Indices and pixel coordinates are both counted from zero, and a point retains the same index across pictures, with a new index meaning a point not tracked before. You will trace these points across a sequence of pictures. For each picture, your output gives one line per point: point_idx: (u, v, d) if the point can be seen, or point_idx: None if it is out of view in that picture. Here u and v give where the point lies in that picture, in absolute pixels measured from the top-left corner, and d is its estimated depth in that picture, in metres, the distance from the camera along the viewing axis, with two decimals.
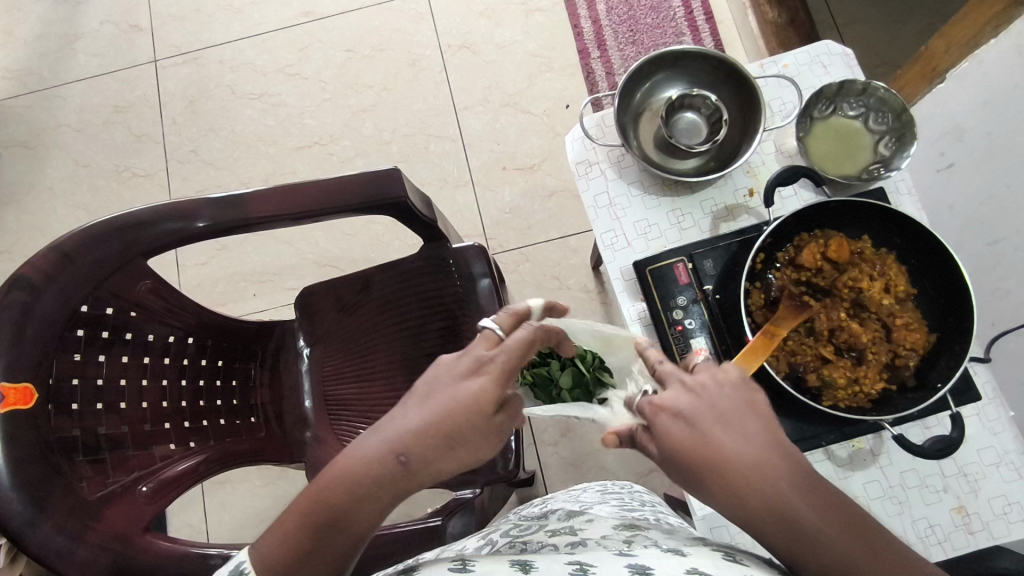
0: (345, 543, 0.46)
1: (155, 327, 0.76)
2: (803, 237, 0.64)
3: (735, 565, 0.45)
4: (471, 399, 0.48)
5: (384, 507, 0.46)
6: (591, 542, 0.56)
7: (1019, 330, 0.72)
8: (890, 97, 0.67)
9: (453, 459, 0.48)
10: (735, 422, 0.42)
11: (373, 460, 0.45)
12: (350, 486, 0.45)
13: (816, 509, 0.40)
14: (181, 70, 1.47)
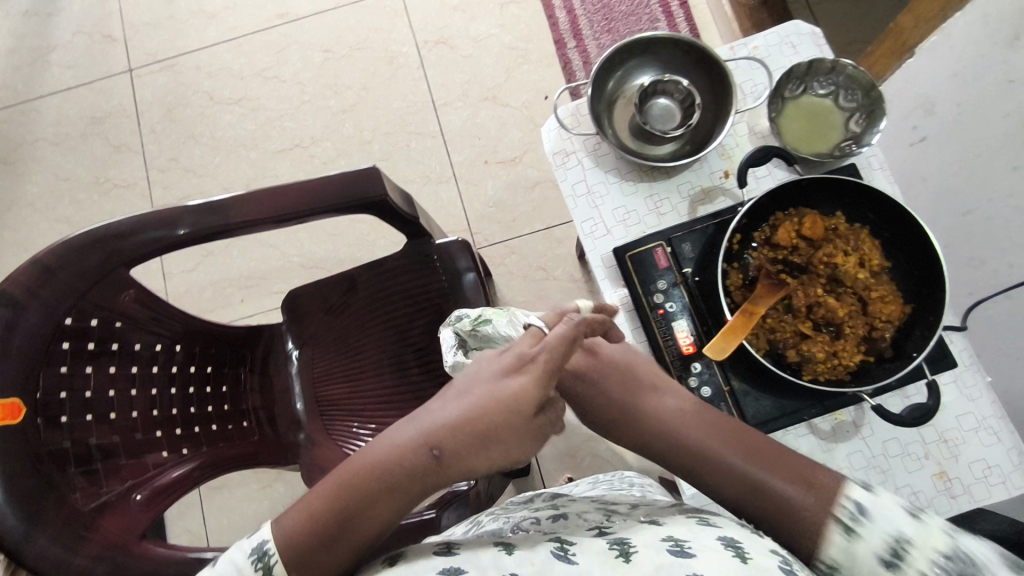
0: (374, 517, 0.52)
1: (142, 336, 0.76)
2: (778, 216, 0.65)
3: (710, 528, 0.49)
4: (508, 398, 0.51)
5: (409, 496, 0.52)
6: (573, 515, 0.59)
7: (996, 297, 0.74)
8: (860, 75, 0.68)
9: (485, 457, 0.52)
10: (639, 386, 0.62)
11: (403, 448, 0.52)
12: (381, 469, 0.52)
13: (716, 443, 0.56)
14: (157, 78, 1.46)
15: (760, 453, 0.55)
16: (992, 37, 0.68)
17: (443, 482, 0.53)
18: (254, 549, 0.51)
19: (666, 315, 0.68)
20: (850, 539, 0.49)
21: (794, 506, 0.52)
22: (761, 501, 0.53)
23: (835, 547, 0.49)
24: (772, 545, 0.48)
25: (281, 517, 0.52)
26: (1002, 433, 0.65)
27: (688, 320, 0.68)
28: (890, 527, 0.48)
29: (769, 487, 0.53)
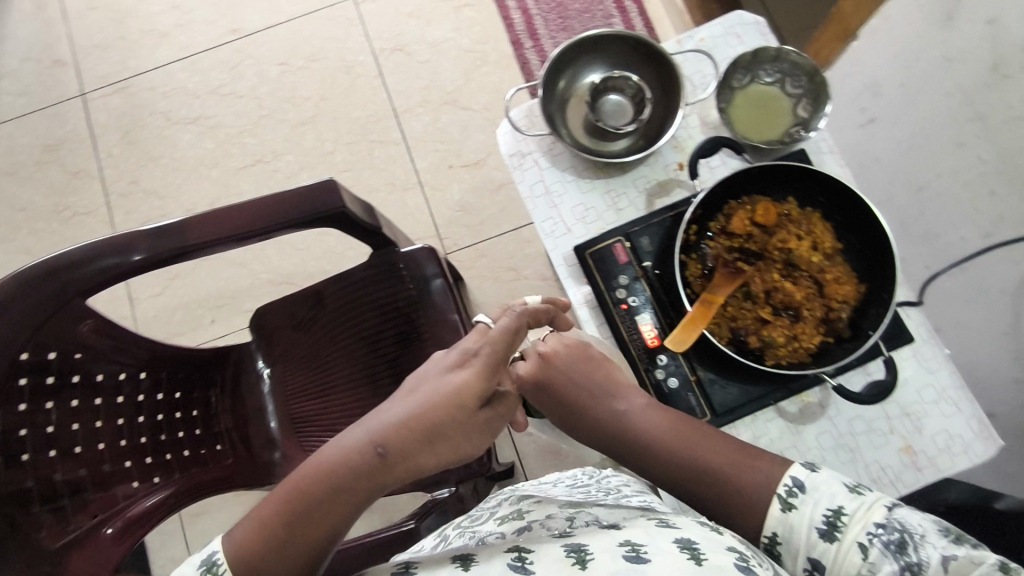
0: (322, 525, 0.52)
1: (104, 366, 0.75)
2: (732, 205, 0.66)
3: (668, 531, 0.50)
4: (452, 391, 0.52)
5: (358, 498, 0.52)
6: (537, 525, 0.60)
7: (952, 271, 0.75)
8: (803, 61, 0.70)
9: (431, 455, 0.52)
10: (594, 383, 0.64)
11: (348, 449, 0.52)
12: (326, 474, 0.51)
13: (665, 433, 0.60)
14: (111, 101, 1.43)
15: (705, 438, 0.59)
16: None
17: (391, 483, 0.52)
18: (203, 561, 0.51)
19: (630, 309, 0.69)
20: (791, 512, 0.53)
21: (738, 485, 0.56)
22: (706, 483, 0.57)
23: (778, 521, 0.53)
24: (729, 543, 0.49)
25: (232, 530, 0.53)
26: (963, 403, 0.67)
27: (651, 313, 0.69)
28: (827, 498, 0.52)
29: (713, 469, 0.57)
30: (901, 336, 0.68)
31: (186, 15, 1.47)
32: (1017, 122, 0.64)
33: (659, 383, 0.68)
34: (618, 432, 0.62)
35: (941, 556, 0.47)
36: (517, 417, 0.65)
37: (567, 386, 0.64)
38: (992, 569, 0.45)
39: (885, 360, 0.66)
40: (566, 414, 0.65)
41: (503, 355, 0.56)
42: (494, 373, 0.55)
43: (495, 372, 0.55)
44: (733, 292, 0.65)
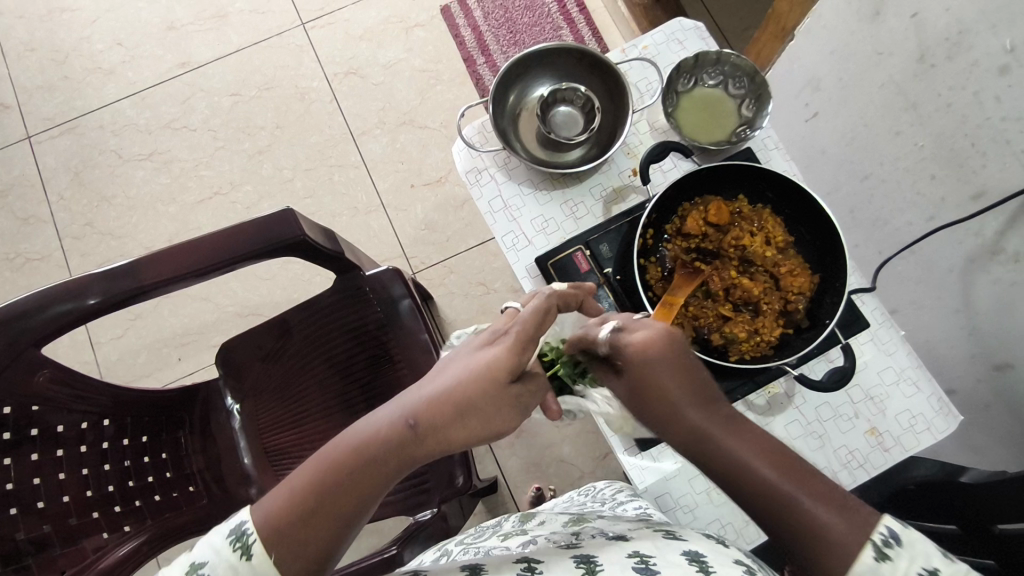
0: (347, 501, 0.51)
1: (64, 416, 0.72)
2: (685, 207, 0.68)
3: (676, 543, 0.50)
4: (486, 365, 0.53)
5: (385, 474, 0.52)
6: (540, 538, 0.60)
7: (903, 254, 0.77)
8: (743, 63, 0.72)
9: (462, 430, 0.52)
10: (693, 373, 0.54)
11: (384, 423, 0.53)
12: (358, 445, 0.52)
13: (754, 447, 0.49)
14: (59, 142, 1.40)
15: (798, 465, 0.49)
16: (856, 14, 0.72)
17: (420, 459, 0.53)
18: (233, 529, 0.49)
19: None
20: (886, 564, 0.44)
21: (824, 528, 0.45)
22: (788, 514, 0.46)
23: (866, 572, 0.44)
24: (737, 555, 0.48)
25: (256, 505, 0.51)
26: (921, 382, 0.69)
27: None
28: (923, 557, 0.44)
29: (800, 503, 0.46)
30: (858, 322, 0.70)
31: (133, 51, 1.45)
32: (948, 109, 0.65)
33: None
34: (693, 439, 0.51)
35: None
36: (550, 402, 0.61)
37: (663, 373, 0.53)
38: None
39: (840, 347, 0.68)
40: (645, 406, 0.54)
41: (534, 333, 0.55)
42: (528, 349, 0.55)
43: (530, 349, 0.55)
44: (693, 292, 0.66)
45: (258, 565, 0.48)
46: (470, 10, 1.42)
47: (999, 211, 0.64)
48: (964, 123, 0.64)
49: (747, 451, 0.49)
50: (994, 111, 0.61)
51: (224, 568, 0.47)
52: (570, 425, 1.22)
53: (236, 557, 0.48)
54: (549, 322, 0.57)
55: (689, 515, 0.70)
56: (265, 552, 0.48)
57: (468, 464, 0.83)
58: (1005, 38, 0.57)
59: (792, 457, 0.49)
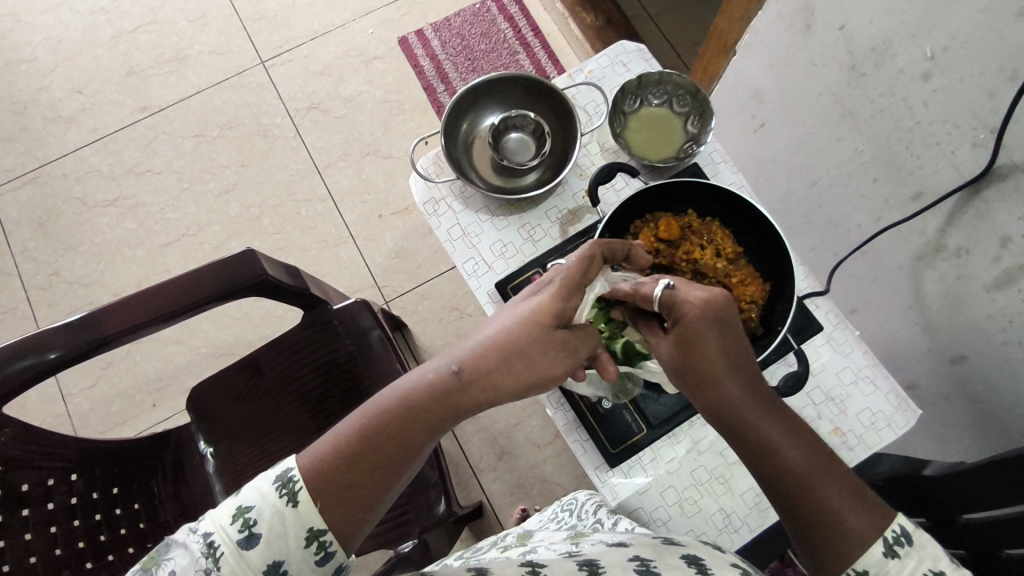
0: (393, 447, 0.55)
1: (28, 474, 0.71)
2: (636, 224, 0.71)
3: (674, 548, 0.49)
4: (532, 314, 0.56)
5: (434, 418, 0.55)
6: (540, 547, 0.58)
7: (856, 255, 0.78)
8: (684, 82, 0.75)
9: (508, 377, 0.55)
10: (737, 347, 0.55)
11: (432, 372, 0.57)
12: (405, 393, 0.56)
13: (782, 431, 0.53)
14: (21, 194, 1.39)
15: (818, 452, 0.53)
16: (789, 29, 0.73)
17: (465, 406, 0.56)
18: (278, 477, 0.52)
19: None
20: (893, 559, 0.49)
21: (838, 515, 0.50)
22: (805, 497, 0.51)
23: (874, 563, 0.49)
24: (732, 559, 0.49)
25: (300, 454, 0.55)
26: (876, 381, 0.76)
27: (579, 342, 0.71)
28: (932, 558, 0.49)
29: (822, 491, 0.51)
30: (809, 327, 0.77)
31: (92, 99, 1.44)
32: (881, 115, 0.66)
33: (595, 404, 0.74)
34: (725, 414, 0.54)
35: None
36: (604, 361, 0.59)
37: (710, 346, 0.53)
38: None
39: (794, 352, 0.74)
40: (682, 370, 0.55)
41: (578, 282, 0.57)
42: (573, 298, 0.56)
43: (575, 298, 0.57)
44: None
45: (303, 511, 0.51)
46: (427, 40, 1.44)
47: (937, 211, 0.64)
48: (897, 128, 0.65)
49: (776, 433, 0.53)
50: (923, 115, 0.62)
51: (270, 512, 0.50)
52: (550, 444, 1.22)
53: (283, 503, 0.51)
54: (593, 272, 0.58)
55: (664, 527, 0.71)
56: (312, 500, 0.51)
57: (449, 486, 0.83)
58: (925, 46, 0.58)
59: (811, 443, 0.54)
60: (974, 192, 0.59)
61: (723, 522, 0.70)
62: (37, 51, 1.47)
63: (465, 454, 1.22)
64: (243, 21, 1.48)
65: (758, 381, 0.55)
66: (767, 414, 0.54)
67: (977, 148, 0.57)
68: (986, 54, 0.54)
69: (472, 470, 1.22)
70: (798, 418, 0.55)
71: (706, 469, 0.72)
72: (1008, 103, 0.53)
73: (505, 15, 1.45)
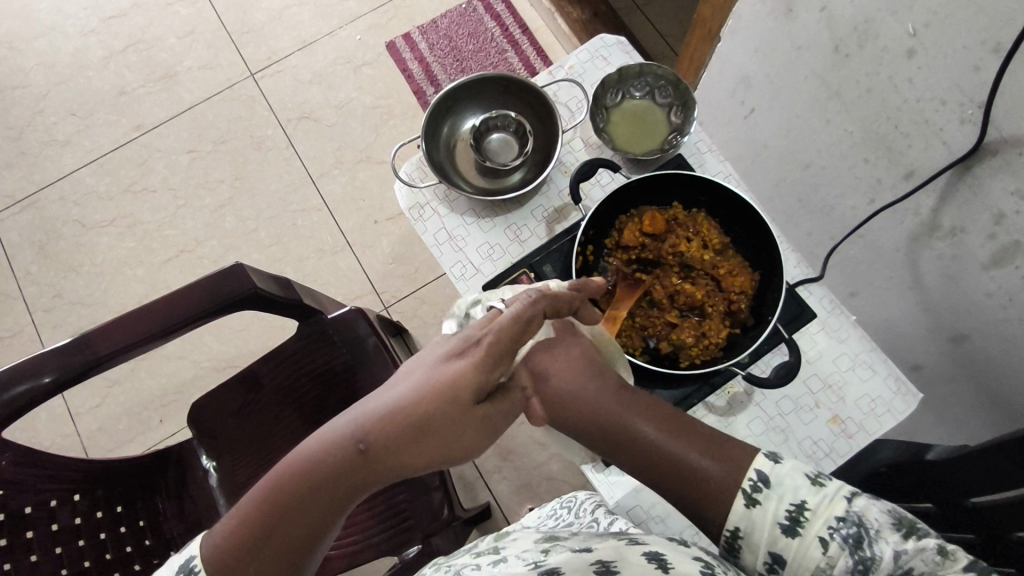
0: (296, 525, 0.51)
1: (31, 496, 0.71)
2: (623, 219, 0.75)
3: (636, 547, 0.49)
4: (446, 382, 0.51)
5: (337, 496, 0.51)
6: (511, 556, 0.55)
7: (852, 239, 0.76)
8: (665, 73, 0.78)
9: (420, 452, 0.50)
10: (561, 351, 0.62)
11: (331, 441, 0.51)
12: (307, 469, 0.51)
13: (627, 408, 0.56)
14: (21, 218, 1.41)
15: (667, 420, 0.55)
16: (771, 12, 0.69)
17: (373, 482, 0.51)
18: (183, 566, 0.54)
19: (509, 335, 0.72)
20: (756, 507, 0.50)
21: (697, 470, 0.52)
22: (665, 467, 0.53)
23: (739, 517, 0.50)
24: (695, 552, 0.49)
25: (207, 538, 0.55)
26: (874, 365, 0.80)
27: None
28: (791, 492, 0.49)
29: (671, 454, 0.53)
30: (801, 316, 0.81)
31: (86, 120, 1.46)
32: (868, 95, 0.63)
33: None
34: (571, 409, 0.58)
35: (893, 552, 0.46)
36: (534, 407, 0.59)
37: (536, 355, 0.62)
38: (930, 554, 0.46)
39: (785, 342, 0.76)
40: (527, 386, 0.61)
41: (508, 346, 0.53)
42: (496, 369, 0.52)
43: (500, 365, 0.53)
44: (637, 303, 0.73)
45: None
46: (414, 43, 1.44)
47: (930, 188, 0.62)
48: (885, 107, 0.62)
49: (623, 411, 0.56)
50: (909, 93, 0.59)
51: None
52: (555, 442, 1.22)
53: None
54: (529, 333, 0.54)
55: (661, 524, 0.73)
56: None
57: (452, 491, 0.83)
58: (906, 23, 0.55)
59: (660, 412, 0.56)
60: (965, 168, 0.57)
61: None
62: (30, 76, 1.48)
63: None
64: (231, 34, 1.48)
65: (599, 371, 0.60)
66: (614, 398, 0.57)
67: (966, 124, 0.55)
68: (971, 27, 0.51)
69: (478, 472, 1.22)
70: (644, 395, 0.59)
71: None
72: (994, 78, 0.51)
73: (491, 13, 1.44)
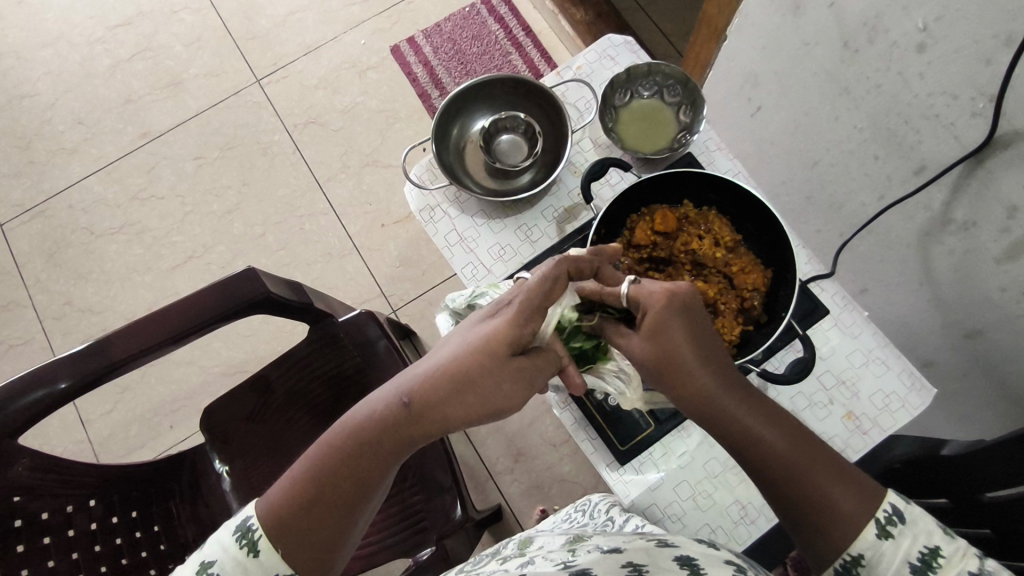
0: (350, 481, 0.55)
1: (48, 502, 0.71)
2: (633, 218, 0.74)
3: (667, 549, 0.49)
4: (481, 341, 0.55)
5: (385, 450, 0.55)
6: (538, 558, 0.55)
7: (863, 234, 0.75)
8: (672, 71, 0.79)
9: (459, 408, 0.54)
10: (703, 337, 0.55)
11: (380, 403, 0.56)
12: (355, 426, 0.56)
13: (763, 421, 0.55)
14: (30, 226, 1.42)
15: (800, 438, 0.55)
16: (777, 9, 0.69)
17: (416, 438, 0.55)
18: (238, 526, 0.55)
19: None
20: (888, 540, 0.50)
21: (827, 496, 0.52)
22: (791, 486, 0.54)
23: (868, 546, 0.51)
24: (727, 556, 0.49)
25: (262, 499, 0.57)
26: (888, 361, 0.80)
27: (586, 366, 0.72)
28: (925, 534, 0.50)
29: (804, 476, 0.53)
30: (814, 312, 0.81)
31: (94, 128, 1.47)
32: (877, 90, 0.63)
33: (602, 403, 0.77)
34: (704, 408, 0.55)
35: None
36: (570, 375, 0.60)
37: (677, 339, 0.54)
38: None
39: (799, 339, 0.76)
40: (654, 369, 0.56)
41: (539, 303, 0.56)
42: (529, 324, 0.56)
43: (532, 321, 0.56)
44: None
45: (265, 559, 0.54)
46: (418, 47, 1.45)
47: (941, 183, 0.62)
48: (895, 103, 0.62)
49: (762, 425, 0.55)
50: (920, 88, 0.59)
51: (232, 564, 0.53)
52: (566, 442, 1.22)
53: (243, 554, 0.54)
54: (555, 293, 0.57)
55: (678, 523, 0.73)
56: (273, 547, 0.54)
57: (467, 491, 0.83)
58: (917, 17, 0.55)
59: (794, 433, 0.55)
60: (977, 162, 0.57)
61: (739, 514, 0.73)
62: (38, 86, 1.49)
63: (481, 457, 1.22)
64: (236, 41, 1.49)
65: (737, 377, 0.56)
66: (751, 409, 0.55)
67: (977, 118, 0.55)
68: (982, 20, 0.51)
69: (489, 474, 1.22)
70: (777, 405, 0.57)
71: (719, 460, 0.75)
72: (1006, 71, 0.51)
73: (495, 16, 1.45)
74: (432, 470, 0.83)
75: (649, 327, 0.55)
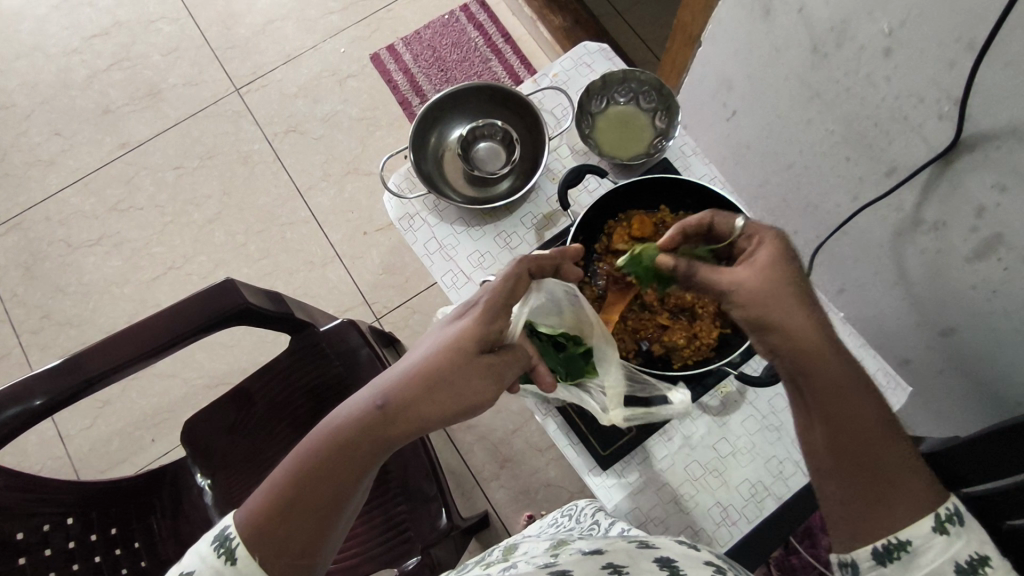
0: (325, 488, 0.55)
1: (22, 522, 0.70)
2: (610, 224, 0.76)
3: (647, 551, 0.50)
4: (452, 338, 0.56)
5: (360, 455, 0.54)
6: (523, 561, 0.55)
7: (838, 236, 0.76)
8: (647, 78, 0.79)
9: (434, 405, 0.54)
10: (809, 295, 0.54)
11: (353, 407, 0.55)
12: (329, 432, 0.55)
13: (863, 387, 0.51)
14: (6, 240, 1.39)
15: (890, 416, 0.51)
16: (749, 16, 0.69)
17: (391, 440, 0.55)
18: (216, 536, 0.55)
19: None
20: (942, 535, 0.47)
21: (904, 475, 0.49)
22: (868, 456, 0.49)
23: (920, 534, 0.47)
24: (706, 557, 0.50)
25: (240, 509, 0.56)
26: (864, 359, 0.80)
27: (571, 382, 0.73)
28: (978, 542, 0.47)
29: (890, 448, 0.50)
30: None
31: (71, 139, 1.45)
32: (847, 94, 0.64)
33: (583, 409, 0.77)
34: (802, 357, 0.51)
35: None
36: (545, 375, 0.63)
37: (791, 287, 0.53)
38: None
39: None
40: (763, 312, 0.53)
41: (505, 302, 0.58)
42: (495, 321, 0.57)
43: (498, 318, 0.58)
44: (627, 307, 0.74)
45: (243, 567, 0.53)
46: (398, 54, 1.45)
47: (912, 184, 0.63)
48: (864, 106, 0.63)
49: (855, 389, 0.51)
50: (888, 91, 0.60)
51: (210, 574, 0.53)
52: (552, 447, 1.22)
53: (222, 562, 0.53)
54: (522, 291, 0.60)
55: (661, 526, 0.74)
56: (250, 555, 0.53)
57: (451, 499, 0.83)
58: (882, 22, 0.56)
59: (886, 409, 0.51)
60: (945, 163, 0.58)
61: (720, 516, 0.74)
62: (13, 97, 1.47)
63: (467, 464, 1.22)
64: (215, 50, 1.48)
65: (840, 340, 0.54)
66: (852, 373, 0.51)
67: (943, 120, 0.56)
68: (943, 26, 0.52)
69: (476, 480, 1.22)
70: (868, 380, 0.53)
71: (699, 463, 0.76)
72: (970, 73, 0.52)
73: (475, 23, 1.45)
74: (416, 480, 0.83)
75: (763, 264, 0.54)
